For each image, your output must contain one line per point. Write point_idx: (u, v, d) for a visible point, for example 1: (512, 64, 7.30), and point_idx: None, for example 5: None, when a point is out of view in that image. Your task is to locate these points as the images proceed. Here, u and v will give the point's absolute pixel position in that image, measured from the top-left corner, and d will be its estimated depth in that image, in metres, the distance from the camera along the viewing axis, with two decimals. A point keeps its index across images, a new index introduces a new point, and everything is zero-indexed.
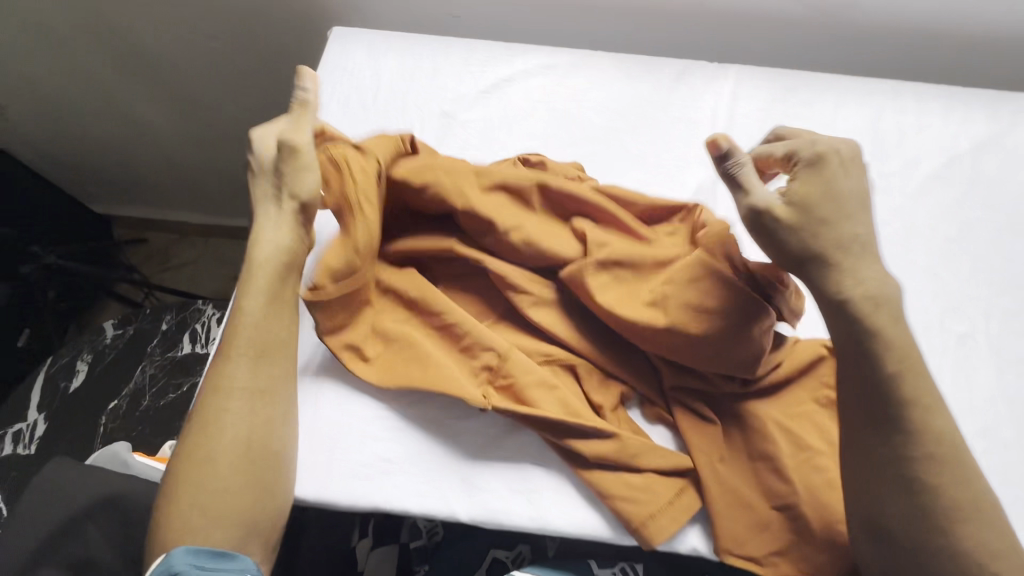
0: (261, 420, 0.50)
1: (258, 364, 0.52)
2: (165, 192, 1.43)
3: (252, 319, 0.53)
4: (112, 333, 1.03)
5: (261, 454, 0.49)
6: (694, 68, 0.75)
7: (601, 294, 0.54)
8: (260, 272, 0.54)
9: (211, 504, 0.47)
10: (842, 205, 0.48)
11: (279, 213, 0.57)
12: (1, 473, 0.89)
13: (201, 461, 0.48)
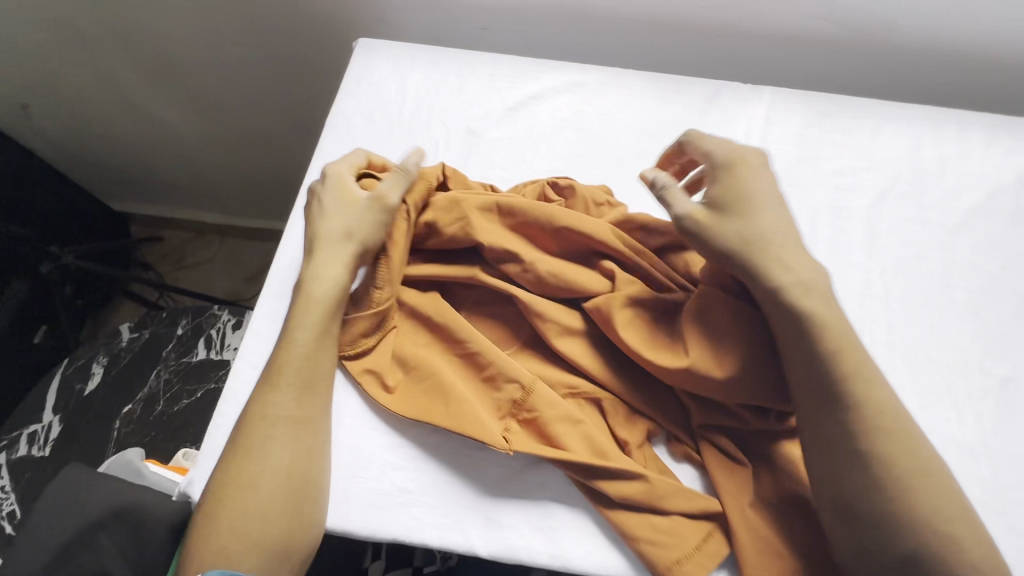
0: (303, 450, 0.49)
1: (304, 392, 0.51)
2: (183, 192, 1.43)
3: (301, 351, 0.52)
4: (128, 335, 1.03)
5: (300, 484, 0.48)
6: (726, 89, 0.73)
7: (624, 329, 0.53)
8: (312, 308, 0.53)
9: (250, 533, 0.46)
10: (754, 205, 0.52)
11: (339, 257, 0.55)
12: (16, 474, 0.90)
13: (243, 489, 0.47)
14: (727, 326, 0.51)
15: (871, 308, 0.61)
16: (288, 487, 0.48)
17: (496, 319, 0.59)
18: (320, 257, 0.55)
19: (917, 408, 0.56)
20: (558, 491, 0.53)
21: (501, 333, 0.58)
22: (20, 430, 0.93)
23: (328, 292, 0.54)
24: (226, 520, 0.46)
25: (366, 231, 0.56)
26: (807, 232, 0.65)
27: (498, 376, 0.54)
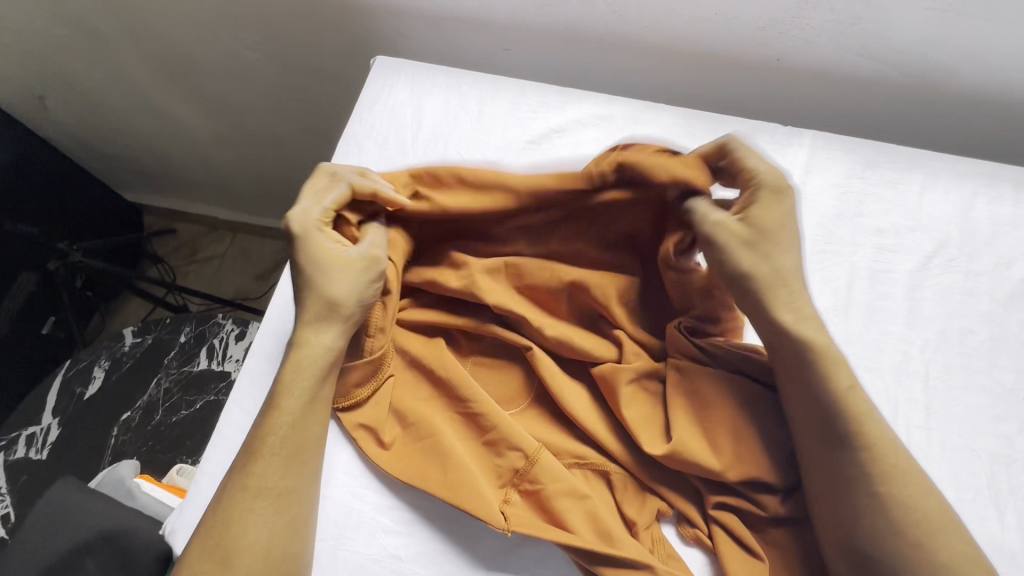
0: (285, 524, 0.46)
1: (289, 462, 0.48)
2: (197, 188, 1.42)
3: (288, 419, 0.49)
4: (131, 340, 1.01)
5: (281, 560, 0.45)
6: (764, 131, 0.68)
7: (626, 406, 0.52)
8: (302, 369, 0.50)
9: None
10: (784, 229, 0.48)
11: (328, 323, 0.52)
12: (12, 477, 0.89)
13: (218, 567, 0.44)
14: (729, 415, 0.50)
15: (910, 385, 0.56)
16: (268, 565, 0.44)
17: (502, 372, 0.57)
18: (311, 322, 0.52)
19: (955, 502, 0.51)
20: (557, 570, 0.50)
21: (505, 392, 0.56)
22: (17, 431, 0.92)
23: (323, 354, 0.51)
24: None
25: (356, 293, 0.52)
26: (843, 295, 0.60)
27: (501, 443, 0.51)
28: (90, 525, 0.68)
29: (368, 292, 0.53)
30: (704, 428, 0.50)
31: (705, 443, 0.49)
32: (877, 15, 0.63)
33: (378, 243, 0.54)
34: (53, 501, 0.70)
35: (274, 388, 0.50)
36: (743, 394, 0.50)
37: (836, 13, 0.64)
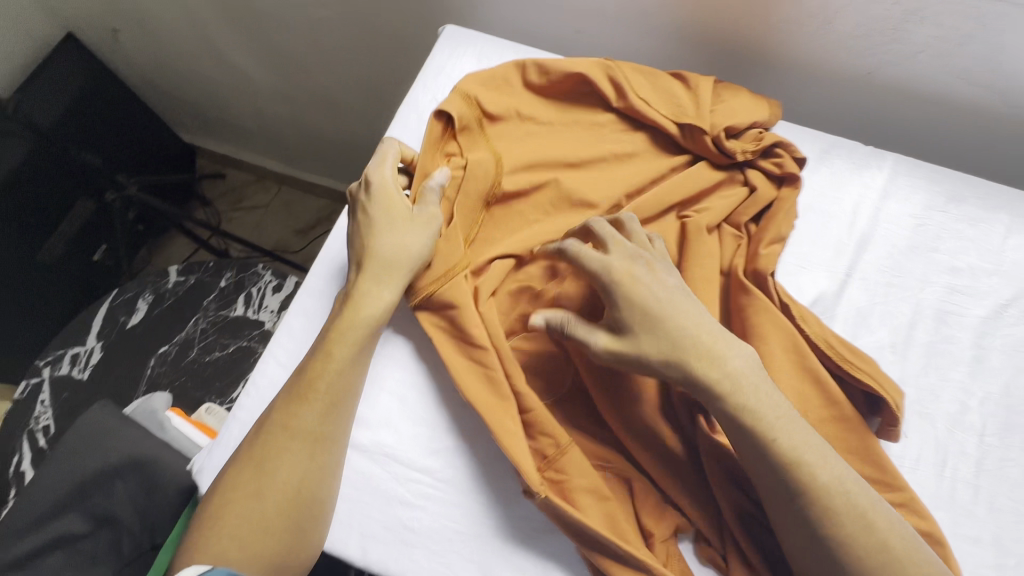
0: (316, 467, 0.48)
1: (330, 410, 0.50)
2: (251, 137, 1.44)
3: (339, 366, 0.51)
4: (175, 278, 1.04)
5: (307, 500, 0.48)
6: (842, 148, 0.65)
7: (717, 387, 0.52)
8: (350, 321, 0.52)
9: (248, 542, 0.46)
10: (656, 324, 0.46)
11: (384, 273, 0.53)
12: (56, 390, 0.96)
13: (249, 498, 0.47)
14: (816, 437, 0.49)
15: (962, 438, 0.53)
16: (294, 503, 0.47)
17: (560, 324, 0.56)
18: (371, 276, 0.53)
19: (992, 565, 0.49)
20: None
21: (553, 356, 0.54)
22: (63, 350, 0.98)
23: (381, 313, 0.53)
24: (226, 528, 0.46)
25: (418, 244, 0.54)
26: (904, 333, 0.56)
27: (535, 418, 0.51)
28: (121, 450, 0.72)
29: (428, 239, 0.54)
30: None
31: None
32: (989, 37, 0.58)
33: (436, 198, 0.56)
34: (91, 423, 0.74)
35: (327, 336, 0.52)
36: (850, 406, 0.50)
37: (943, 30, 0.59)
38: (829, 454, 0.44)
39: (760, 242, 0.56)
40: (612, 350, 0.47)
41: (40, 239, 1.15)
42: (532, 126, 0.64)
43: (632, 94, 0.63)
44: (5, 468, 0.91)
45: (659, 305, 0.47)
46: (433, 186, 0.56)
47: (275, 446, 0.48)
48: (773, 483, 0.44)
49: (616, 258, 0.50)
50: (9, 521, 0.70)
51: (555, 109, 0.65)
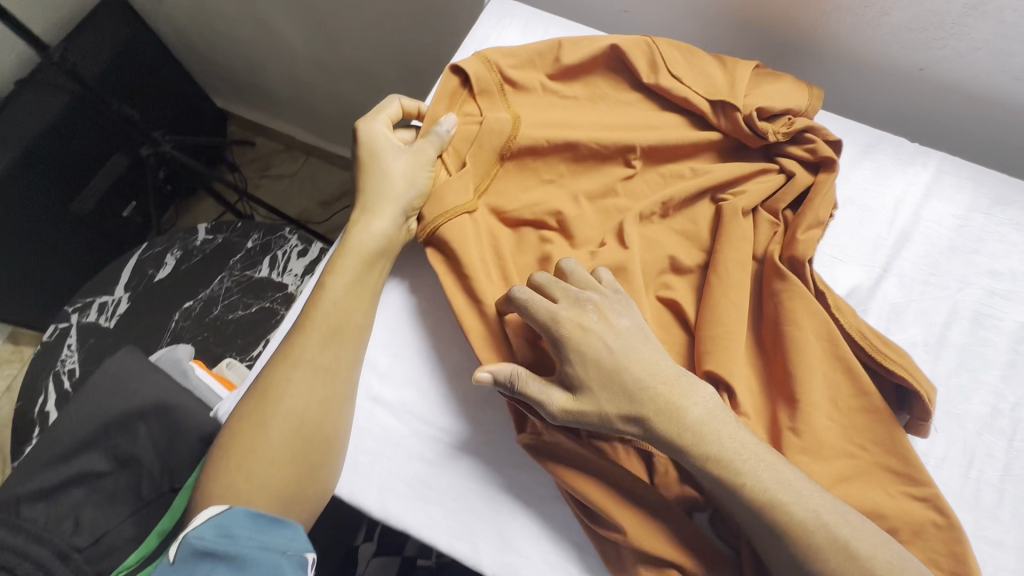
0: (319, 398, 0.50)
1: (329, 341, 0.52)
2: (283, 106, 1.46)
3: (337, 298, 0.54)
4: (203, 236, 1.06)
5: (311, 431, 0.49)
6: (887, 143, 0.64)
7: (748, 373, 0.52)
8: (351, 256, 0.56)
9: (256, 472, 0.47)
10: (610, 371, 0.46)
11: (381, 207, 0.57)
12: (83, 336, 0.98)
13: (256, 428, 0.49)
14: (839, 428, 0.49)
15: (991, 440, 0.52)
16: (299, 432, 0.49)
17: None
18: (368, 210, 0.57)
19: (1014, 570, 0.47)
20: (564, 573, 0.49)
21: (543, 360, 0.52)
22: (91, 298, 1.00)
23: (373, 243, 0.56)
24: (236, 459, 0.48)
25: (412, 182, 0.58)
26: (938, 332, 0.55)
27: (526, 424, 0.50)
28: (147, 395, 0.73)
29: (422, 178, 0.58)
30: (824, 446, 0.48)
31: (817, 462, 0.48)
32: None
33: (430, 142, 0.60)
34: (118, 366, 0.76)
35: (324, 273, 0.56)
36: (880, 400, 0.49)
37: (1004, 26, 0.58)
38: (804, 489, 0.42)
39: (798, 227, 0.55)
40: (568, 410, 0.46)
41: (74, 190, 1.18)
42: (556, 98, 0.66)
43: (664, 71, 0.63)
44: (30, 407, 0.95)
45: (612, 357, 0.46)
46: (438, 133, 0.60)
47: (278, 379, 0.51)
48: (752, 520, 0.43)
49: (563, 309, 0.48)
50: (34, 454, 0.72)
51: (581, 83, 0.66)
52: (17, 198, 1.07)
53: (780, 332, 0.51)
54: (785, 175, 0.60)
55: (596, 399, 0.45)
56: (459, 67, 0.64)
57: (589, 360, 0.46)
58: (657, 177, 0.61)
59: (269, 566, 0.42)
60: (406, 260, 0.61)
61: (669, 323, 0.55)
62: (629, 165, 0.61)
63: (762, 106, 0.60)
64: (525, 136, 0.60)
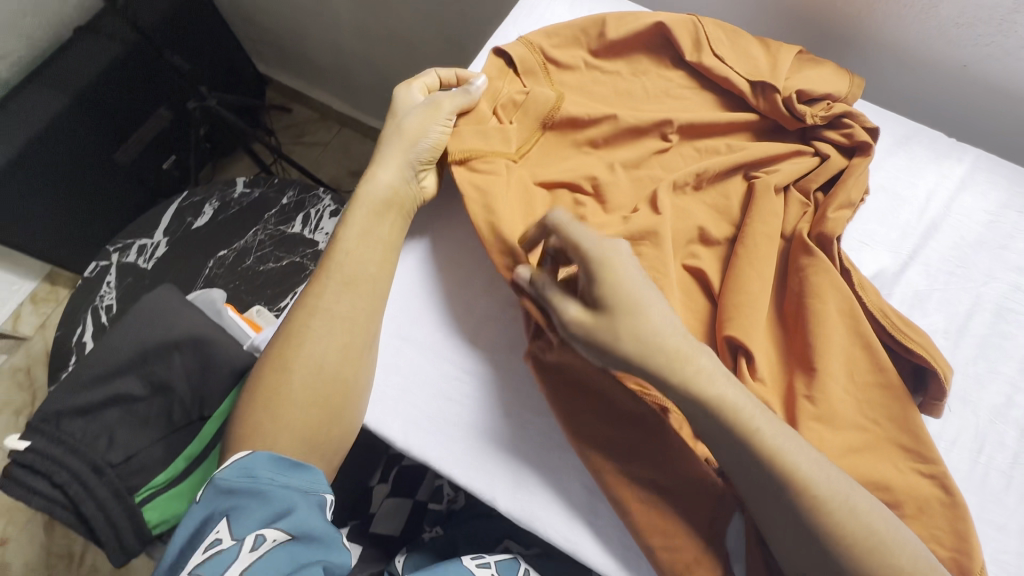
0: (337, 346, 0.53)
1: (345, 292, 0.55)
2: (322, 74, 1.49)
3: (355, 253, 0.56)
4: (241, 189, 1.10)
5: (330, 377, 0.52)
6: (923, 136, 0.64)
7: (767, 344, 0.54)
8: (362, 206, 0.58)
9: (279, 413, 0.50)
10: (632, 298, 0.46)
11: (389, 154, 0.59)
12: (122, 275, 1.02)
13: (278, 375, 0.52)
14: (854, 400, 0.50)
15: (1003, 429, 0.52)
16: (317, 377, 0.51)
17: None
18: (379, 159, 0.59)
19: (1016, 553, 0.48)
20: (572, 524, 0.50)
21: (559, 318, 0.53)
22: (132, 239, 1.04)
23: (380, 193, 0.58)
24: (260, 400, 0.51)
25: (422, 133, 0.59)
26: (960, 321, 0.56)
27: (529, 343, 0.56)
28: (183, 328, 0.77)
29: (432, 131, 0.60)
30: (837, 416, 0.50)
31: (830, 430, 0.49)
32: None
33: (447, 97, 0.61)
34: (153, 301, 0.81)
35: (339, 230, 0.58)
36: (896, 375, 0.51)
37: None
38: (804, 447, 0.43)
39: (829, 206, 0.56)
40: (581, 321, 0.47)
41: (120, 139, 1.22)
42: (599, 70, 0.67)
43: (707, 50, 0.64)
44: (68, 337, 0.98)
45: (635, 287, 0.46)
46: (461, 94, 0.61)
47: (297, 328, 0.54)
48: (754, 486, 0.43)
49: (596, 235, 0.48)
50: (74, 375, 0.76)
51: (624, 59, 0.67)
52: (67, 141, 1.12)
53: (804, 304, 0.53)
54: (818, 157, 0.61)
55: (616, 324, 0.46)
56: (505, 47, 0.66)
57: (613, 286, 0.46)
58: (692, 151, 0.63)
59: (286, 502, 0.46)
60: (424, 222, 0.64)
61: (694, 291, 0.57)
62: (665, 138, 0.62)
63: (803, 89, 0.61)
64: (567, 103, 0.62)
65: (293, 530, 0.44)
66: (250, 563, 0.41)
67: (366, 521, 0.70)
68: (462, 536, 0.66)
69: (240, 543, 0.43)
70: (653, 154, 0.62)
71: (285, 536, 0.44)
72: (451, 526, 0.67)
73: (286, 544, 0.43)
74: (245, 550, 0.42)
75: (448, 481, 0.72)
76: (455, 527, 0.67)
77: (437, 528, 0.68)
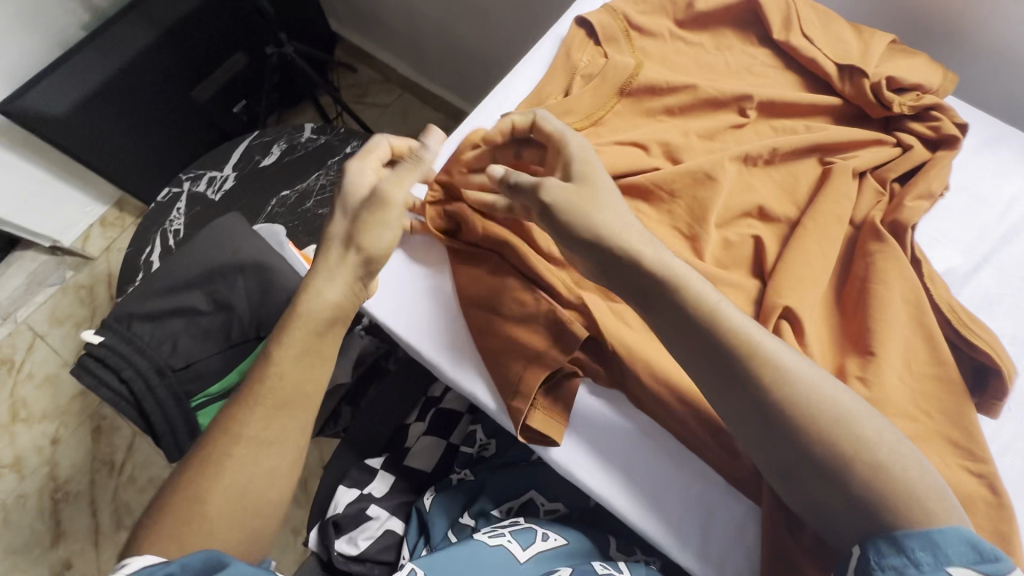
0: (263, 473, 0.50)
1: (272, 416, 0.51)
2: (391, 35, 1.52)
3: (287, 370, 0.52)
4: (308, 135, 1.13)
5: (249, 505, 0.49)
6: (1014, 139, 0.62)
7: (823, 327, 0.54)
8: (299, 325, 0.53)
9: (191, 548, 0.47)
10: (601, 178, 0.49)
11: (339, 261, 0.55)
12: (191, 203, 1.08)
13: (188, 500, 0.48)
14: (908, 391, 0.50)
15: None
16: (235, 507, 0.48)
17: (672, 222, 0.59)
18: (323, 270, 0.54)
19: None
20: (609, 489, 0.53)
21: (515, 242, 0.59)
22: (203, 170, 1.10)
23: (323, 311, 0.53)
24: (166, 533, 0.47)
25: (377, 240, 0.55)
26: None
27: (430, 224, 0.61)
28: (249, 252, 0.81)
29: (385, 233, 0.55)
30: (892, 405, 0.49)
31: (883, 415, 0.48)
32: None
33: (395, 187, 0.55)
34: (221, 227, 0.83)
35: (272, 338, 0.53)
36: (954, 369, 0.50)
37: None
38: (866, 416, 0.41)
39: (906, 195, 0.56)
40: (566, 192, 0.48)
41: (199, 78, 1.28)
42: (682, 40, 0.67)
43: (797, 29, 0.63)
44: (137, 255, 1.04)
45: (601, 171, 0.50)
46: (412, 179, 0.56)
47: (215, 452, 0.50)
48: (779, 441, 0.41)
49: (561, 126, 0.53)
50: (145, 285, 0.80)
51: (709, 32, 0.66)
52: (151, 71, 1.18)
53: (866, 289, 0.52)
54: (900, 148, 0.60)
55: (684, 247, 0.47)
56: (587, 20, 0.67)
57: (591, 167, 0.50)
58: (768, 128, 0.62)
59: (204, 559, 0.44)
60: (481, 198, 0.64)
61: (754, 266, 0.57)
62: (742, 113, 0.62)
63: (893, 77, 0.60)
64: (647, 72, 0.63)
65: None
66: None
67: (401, 455, 0.73)
68: (491, 482, 0.68)
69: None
70: (729, 127, 0.62)
71: None
72: (479, 470, 0.70)
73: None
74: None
75: (480, 429, 0.74)
76: (482, 474, 0.69)
77: (466, 472, 0.71)
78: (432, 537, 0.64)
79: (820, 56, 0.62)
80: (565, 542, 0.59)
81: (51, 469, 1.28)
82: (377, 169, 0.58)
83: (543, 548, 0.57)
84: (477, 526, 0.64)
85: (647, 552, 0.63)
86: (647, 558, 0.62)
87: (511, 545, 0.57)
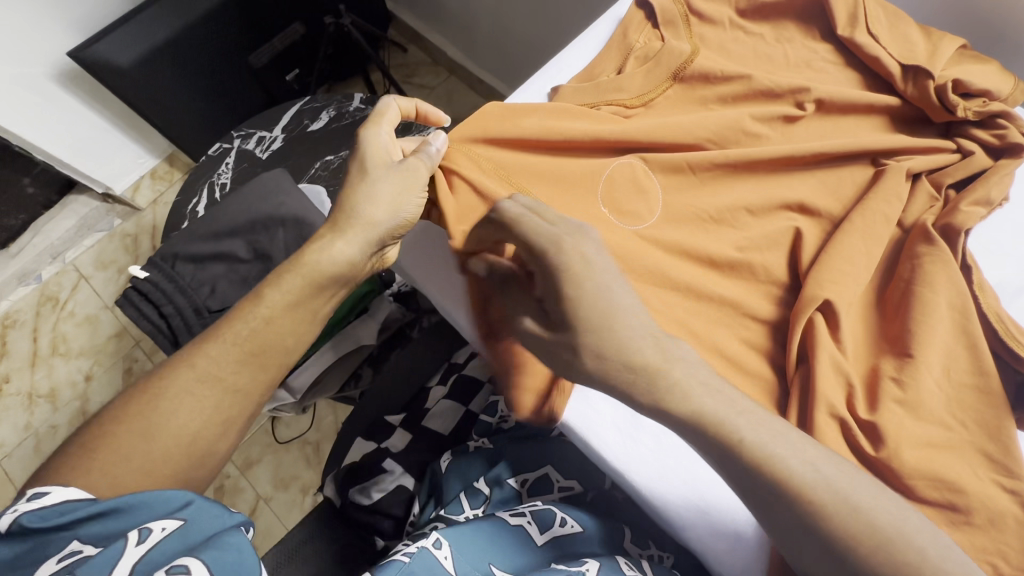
0: (218, 420, 0.49)
1: (245, 362, 0.51)
2: (443, 18, 1.54)
3: (261, 313, 0.53)
4: (357, 104, 1.15)
5: (190, 450, 0.47)
6: None
7: (856, 325, 0.53)
8: (296, 274, 0.54)
9: (122, 484, 0.43)
10: (595, 316, 0.46)
11: (344, 231, 0.56)
12: (241, 160, 1.12)
13: (138, 436, 0.46)
14: (944, 400, 0.48)
15: None
16: (185, 448, 0.47)
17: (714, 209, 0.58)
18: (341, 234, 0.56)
19: None
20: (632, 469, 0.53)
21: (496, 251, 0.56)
22: (254, 129, 1.14)
23: (332, 267, 0.55)
24: (98, 463, 0.43)
25: (393, 213, 0.57)
26: None
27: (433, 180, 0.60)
28: (291, 206, 0.83)
29: (398, 202, 0.57)
30: (926, 413, 0.47)
31: (916, 421, 0.47)
32: None
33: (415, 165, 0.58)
34: (266, 181, 0.85)
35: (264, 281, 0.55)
36: (997, 382, 0.48)
37: None
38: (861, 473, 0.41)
39: (962, 201, 0.54)
40: (542, 338, 0.50)
41: (257, 41, 1.32)
42: (741, 30, 0.66)
43: (863, 27, 0.61)
44: (184, 204, 1.09)
45: (606, 300, 0.47)
46: (427, 151, 0.59)
47: (174, 390, 0.49)
48: (783, 513, 0.39)
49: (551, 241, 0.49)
50: (194, 230, 0.82)
51: (771, 24, 0.65)
52: (211, 31, 1.22)
53: (910, 292, 0.51)
54: (961, 154, 0.58)
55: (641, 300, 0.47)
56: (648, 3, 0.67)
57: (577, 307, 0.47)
58: (820, 124, 0.61)
59: (171, 497, 0.41)
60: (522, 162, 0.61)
61: (794, 261, 0.56)
62: (799, 106, 0.61)
63: (963, 80, 0.58)
64: (702, 59, 0.62)
65: (188, 515, 0.40)
66: (140, 557, 0.37)
67: (418, 416, 0.75)
68: (508, 451, 0.69)
69: (124, 537, 0.38)
70: (782, 119, 0.60)
71: (176, 525, 0.40)
72: (498, 441, 0.70)
73: (179, 537, 0.39)
74: (130, 546, 0.37)
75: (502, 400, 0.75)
76: (501, 446, 0.69)
77: (484, 440, 0.71)
78: (445, 496, 0.65)
79: (885, 55, 0.60)
80: (582, 530, 0.58)
81: (83, 403, 1.33)
82: (392, 138, 0.62)
83: (560, 533, 0.57)
84: (490, 494, 0.65)
85: (662, 546, 0.61)
86: (661, 554, 0.60)
87: (529, 527, 0.57)
